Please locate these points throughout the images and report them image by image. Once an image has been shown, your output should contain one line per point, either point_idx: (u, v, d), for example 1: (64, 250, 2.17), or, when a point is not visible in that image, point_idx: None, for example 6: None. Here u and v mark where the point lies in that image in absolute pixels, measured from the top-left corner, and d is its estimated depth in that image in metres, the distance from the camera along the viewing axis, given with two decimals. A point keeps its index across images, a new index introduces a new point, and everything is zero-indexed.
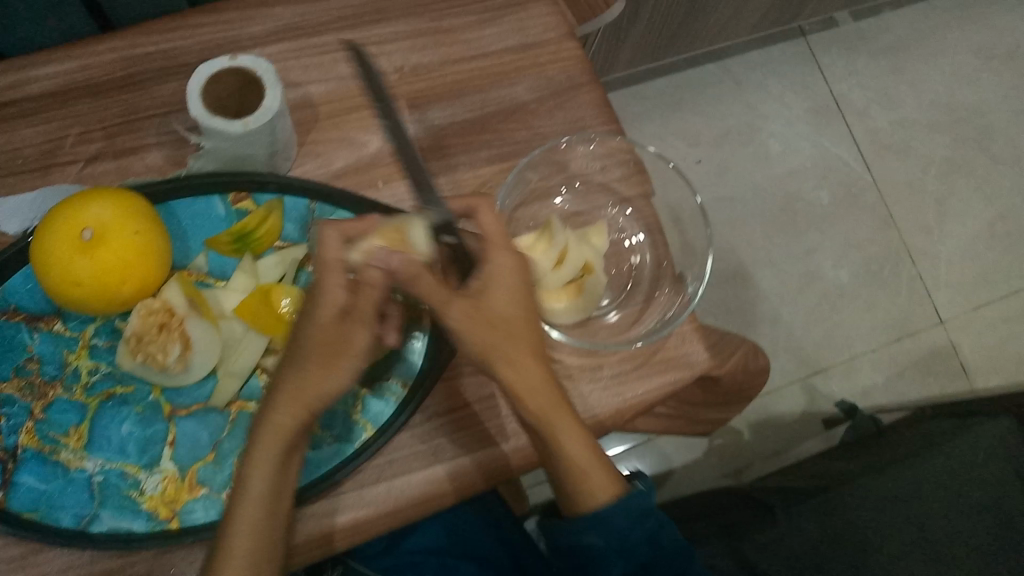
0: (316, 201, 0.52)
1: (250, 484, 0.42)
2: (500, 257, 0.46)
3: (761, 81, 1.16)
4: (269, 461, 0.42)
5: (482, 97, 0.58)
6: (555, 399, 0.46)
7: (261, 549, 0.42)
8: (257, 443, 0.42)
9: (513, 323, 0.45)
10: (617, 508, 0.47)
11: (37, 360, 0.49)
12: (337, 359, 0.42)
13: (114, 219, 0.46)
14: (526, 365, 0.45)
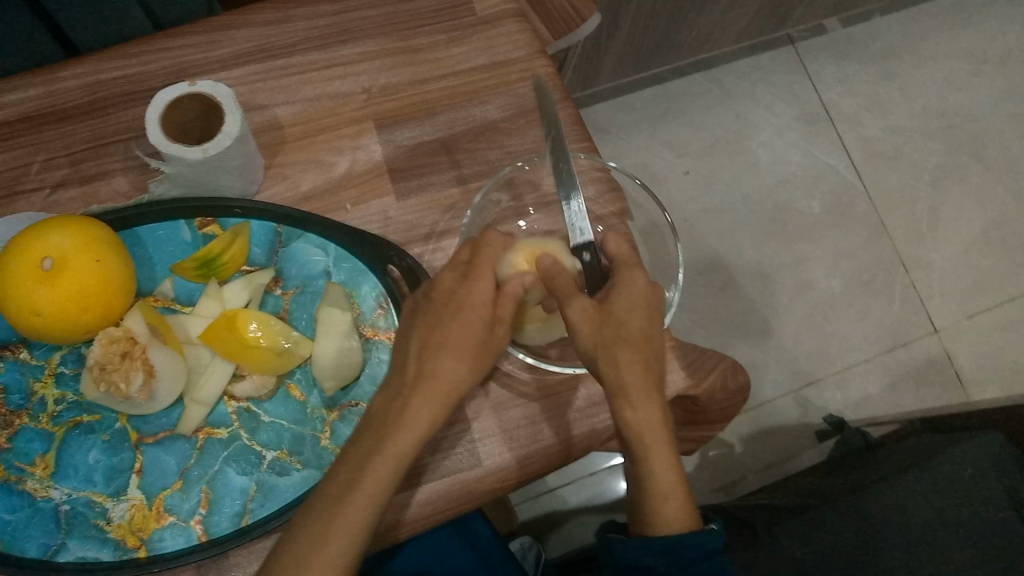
0: (283, 225, 0.52)
1: (364, 479, 0.42)
2: (638, 276, 0.49)
3: (751, 89, 1.15)
4: (394, 455, 0.42)
5: (451, 116, 0.57)
6: (656, 415, 0.45)
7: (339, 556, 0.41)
8: (391, 432, 0.43)
9: (637, 329, 0.47)
10: (694, 539, 0.43)
11: (3, 389, 0.49)
12: (475, 356, 0.46)
13: (75, 247, 0.46)
14: (637, 373, 0.46)
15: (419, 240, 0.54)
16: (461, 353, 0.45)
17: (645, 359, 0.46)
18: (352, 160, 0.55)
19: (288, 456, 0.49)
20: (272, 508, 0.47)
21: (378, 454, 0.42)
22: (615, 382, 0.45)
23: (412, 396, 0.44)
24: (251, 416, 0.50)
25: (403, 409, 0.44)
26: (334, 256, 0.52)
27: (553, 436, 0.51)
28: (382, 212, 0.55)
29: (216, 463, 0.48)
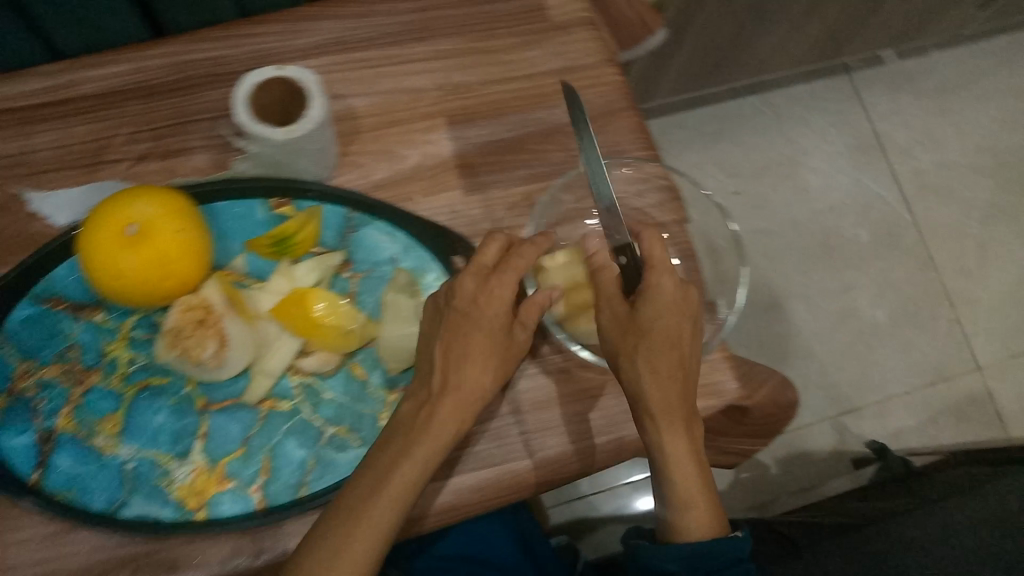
0: (355, 210, 0.54)
1: (391, 482, 0.43)
2: (671, 285, 0.49)
3: (803, 116, 1.16)
4: (423, 455, 0.44)
5: (521, 117, 0.58)
6: (684, 423, 0.47)
7: (372, 550, 0.42)
8: (421, 435, 0.45)
9: (669, 340, 0.48)
10: (711, 544, 0.48)
11: (78, 347, 0.51)
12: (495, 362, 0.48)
13: (160, 216, 0.47)
14: (670, 384, 0.47)
15: (484, 235, 0.56)
16: (487, 357, 0.48)
17: (673, 375, 0.47)
18: (423, 154, 0.57)
19: (347, 432, 0.51)
20: (330, 480, 0.49)
21: (406, 458, 0.44)
22: (648, 396, 0.47)
23: (441, 397, 0.46)
24: (314, 390, 0.52)
25: (430, 420, 0.45)
26: (402, 244, 0.54)
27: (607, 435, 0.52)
28: (450, 206, 0.56)
29: (277, 435, 0.50)
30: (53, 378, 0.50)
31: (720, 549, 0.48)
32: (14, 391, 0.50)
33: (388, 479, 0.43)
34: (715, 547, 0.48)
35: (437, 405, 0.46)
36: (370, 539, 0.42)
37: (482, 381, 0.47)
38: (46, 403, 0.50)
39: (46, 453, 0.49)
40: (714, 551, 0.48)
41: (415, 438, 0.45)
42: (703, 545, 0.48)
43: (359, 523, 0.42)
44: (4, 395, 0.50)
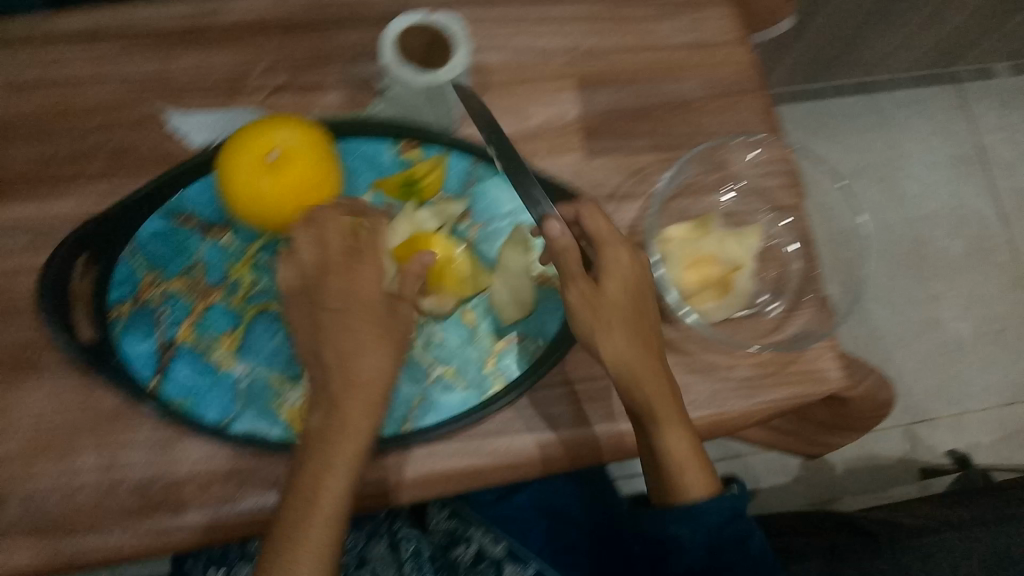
0: (481, 161, 0.56)
1: (319, 494, 0.46)
2: (619, 258, 0.49)
3: (907, 121, 1.11)
4: (339, 461, 0.46)
5: (649, 87, 0.58)
6: (664, 393, 0.48)
7: (323, 561, 0.46)
8: (330, 446, 0.46)
9: (619, 316, 0.48)
10: (707, 506, 0.48)
11: (203, 264, 0.53)
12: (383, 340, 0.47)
13: (300, 144, 0.49)
14: (634, 351, 0.48)
15: (603, 199, 0.56)
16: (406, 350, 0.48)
17: (623, 354, 0.48)
18: (551, 113, 0.57)
19: (455, 374, 0.53)
20: (435, 418, 0.52)
21: (329, 474, 0.46)
22: (620, 363, 0.48)
23: (342, 398, 0.46)
24: (427, 332, 0.54)
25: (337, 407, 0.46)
26: (519, 203, 0.56)
27: (707, 409, 0.55)
28: (572, 168, 0.56)
29: (387, 369, 0.53)
30: (178, 291, 0.52)
31: (722, 508, 0.49)
32: (139, 300, 0.51)
33: (313, 494, 0.46)
34: (709, 507, 0.48)
35: (339, 410, 0.46)
36: (317, 549, 0.45)
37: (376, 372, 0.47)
38: (168, 314, 0.52)
39: (165, 361, 0.50)
40: (712, 510, 0.48)
41: (329, 447, 0.46)
42: (699, 505, 0.48)
43: (296, 541, 0.45)
44: (129, 303, 0.51)
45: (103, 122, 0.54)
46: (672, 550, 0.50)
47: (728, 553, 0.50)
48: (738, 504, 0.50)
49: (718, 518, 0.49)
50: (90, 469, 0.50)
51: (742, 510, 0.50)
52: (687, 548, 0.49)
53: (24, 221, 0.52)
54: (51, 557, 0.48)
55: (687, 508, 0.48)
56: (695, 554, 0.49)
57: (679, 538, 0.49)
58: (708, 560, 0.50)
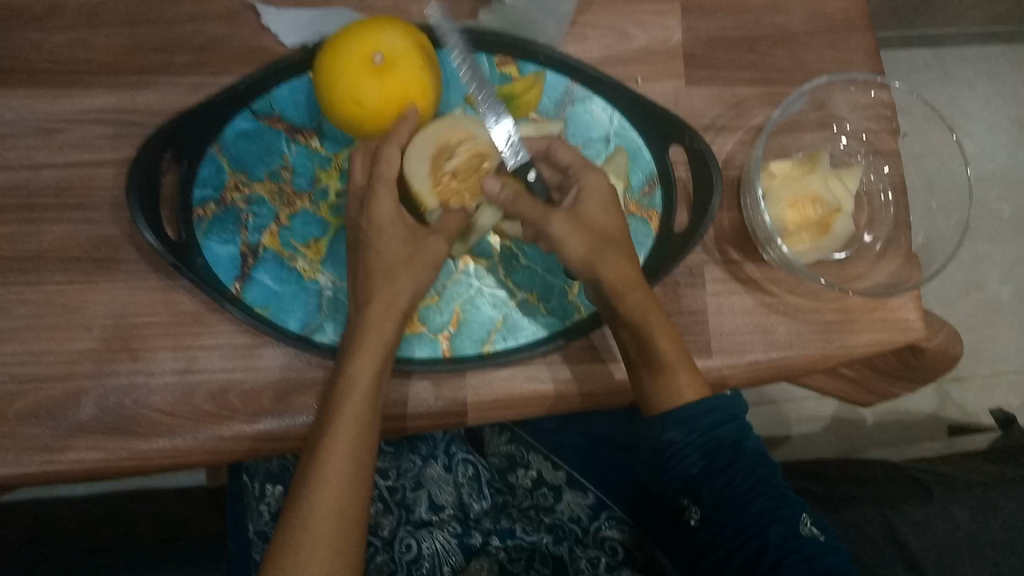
0: (578, 82, 0.54)
1: (349, 403, 0.42)
2: (595, 174, 0.46)
3: (971, 77, 1.03)
4: (369, 368, 0.43)
5: (755, 16, 0.57)
6: (649, 298, 0.44)
7: (347, 488, 0.40)
8: (355, 354, 0.43)
9: (609, 235, 0.45)
10: (698, 406, 0.42)
11: (290, 169, 0.52)
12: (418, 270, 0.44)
13: (405, 50, 0.46)
14: (616, 256, 0.44)
15: (700, 129, 0.55)
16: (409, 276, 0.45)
17: (621, 268, 0.44)
18: (652, 37, 0.55)
19: (537, 300, 0.52)
20: (515, 344, 0.50)
21: (350, 387, 0.42)
22: (600, 269, 0.43)
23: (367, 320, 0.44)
24: (511, 255, 0.53)
25: (363, 334, 0.44)
26: (616, 124, 0.54)
27: (788, 350, 0.53)
28: (674, 93, 0.55)
29: (470, 290, 0.52)
30: (263, 195, 0.51)
31: (716, 409, 0.42)
32: (223, 201, 0.50)
33: (341, 408, 0.42)
34: (701, 409, 0.42)
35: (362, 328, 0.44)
36: (340, 471, 0.40)
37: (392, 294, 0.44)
38: (252, 219, 0.50)
39: (249, 267, 0.49)
40: (705, 411, 0.42)
41: (353, 354, 0.43)
42: (691, 405, 0.41)
43: (326, 458, 0.41)
44: (213, 205, 0.50)
45: (191, 12, 0.52)
46: (671, 460, 0.42)
47: (726, 456, 0.41)
48: (732, 407, 0.43)
49: (713, 422, 0.42)
50: (166, 371, 0.48)
51: (738, 415, 0.43)
52: (688, 454, 0.41)
53: (109, 113, 0.51)
54: (125, 457, 0.47)
55: (678, 411, 0.42)
56: (698, 463, 0.41)
57: (676, 445, 0.42)
58: (711, 469, 0.41)
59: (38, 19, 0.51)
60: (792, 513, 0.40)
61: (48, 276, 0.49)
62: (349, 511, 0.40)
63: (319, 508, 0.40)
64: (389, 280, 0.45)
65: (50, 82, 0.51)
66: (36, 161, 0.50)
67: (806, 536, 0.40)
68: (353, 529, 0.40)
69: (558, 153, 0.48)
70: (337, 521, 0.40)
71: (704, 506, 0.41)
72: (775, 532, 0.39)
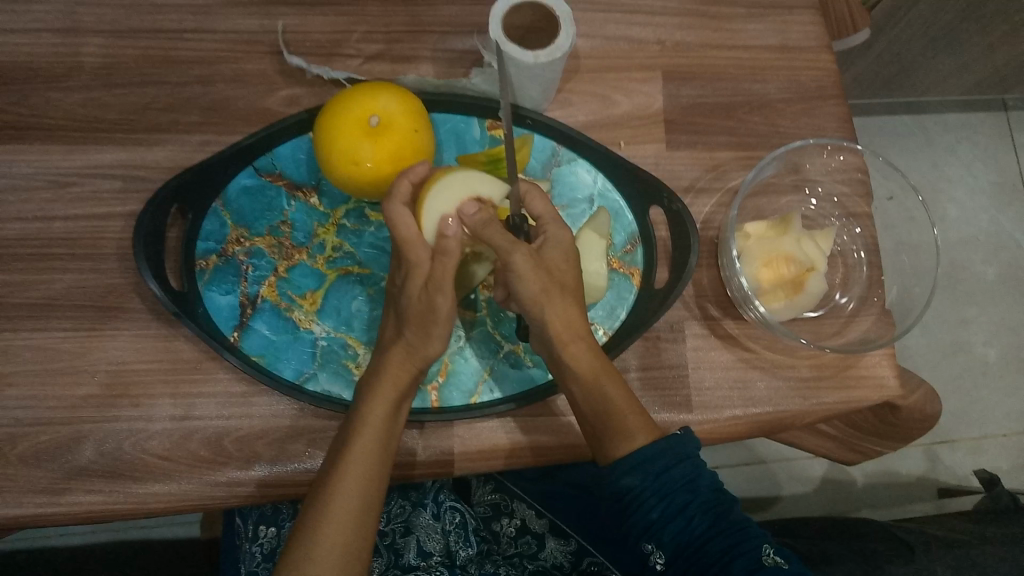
0: (564, 145, 0.57)
1: (359, 440, 0.44)
2: (562, 230, 0.48)
3: (953, 144, 1.06)
4: (382, 410, 0.45)
5: (734, 85, 0.60)
6: (594, 348, 0.47)
7: (353, 523, 0.42)
8: (370, 396, 0.46)
9: (568, 283, 0.47)
10: (651, 449, 0.43)
11: (289, 225, 0.54)
12: (430, 325, 0.46)
13: (401, 113, 0.49)
14: (568, 305, 0.46)
15: (680, 190, 0.58)
16: (432, 328, 0.46)
17: (569, 318, 0.46)
18: (634, 103, 0.59)
19: (523, 352, 0.54)
20: (498, 396, 0.52)
21: (365, 426, 0.45)
22: (549, 317, 0.46)
23: (386, 365, 0.47)
24: (499, 307, 0.55)
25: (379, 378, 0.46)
26: (600, 186, 0.57)
27: (766, 405, 0.55)
28: (655, 157, 0.58)
29: (458, 342, 0.54)
30: (263, 249, 0.53)
31: (668, 450, 0.43)
32: (225, 254, 0.53)
33: (353, 443, 0.44)
34: (655, 451, 0.43)
35: (380, 371, 0.47)
36: (349, 507, 0.42)
37: (417, 341, 0.46)
38: (252, 271, 0.53)
39: (247, 316, 0.52)
40: (658, 454, 0.43)
41: (371, 396, 0.46)
42: (641, 452, 0.43)
43: (336, 493, 0.43)
44: (215, 257, 0.53)
45: (201, 75, 0.56)
46: (632, 507, 0.43)
47: (682, 496, 0.42)
48: (685, 445, 0.44)
49: (668, 462, 0.43)
50: (163, 417, 0.50)
51: (692, 452, 0.44)
52: (647, 500, 0.42)
53: (120, 169, 0.54)
54: (122, 500, 0.49)
55: (631, 457, 0.43)
56: (659, 507, 0.42)
57: (635, 491, 0.43)
58: (670, 511, 0.42)
59: (56, 80, 0.55)
60: (752, 546, 0.41)
61: (54, 322, 0.51)
62: (353, 546, 0.42)
63: (325, 541, 0.41)
64: (404, 330, 0.47)
65: (65, 139, 0.54)
66: (48, 213, 0.53)
67: (770, 565, 0.40)
68: (355, 566, 0.42)
69: (531, 201, 0.49)
70: (341, 557, 0.41)
71: (668, 550, 0.42)
72: (738, 567, 0.40)
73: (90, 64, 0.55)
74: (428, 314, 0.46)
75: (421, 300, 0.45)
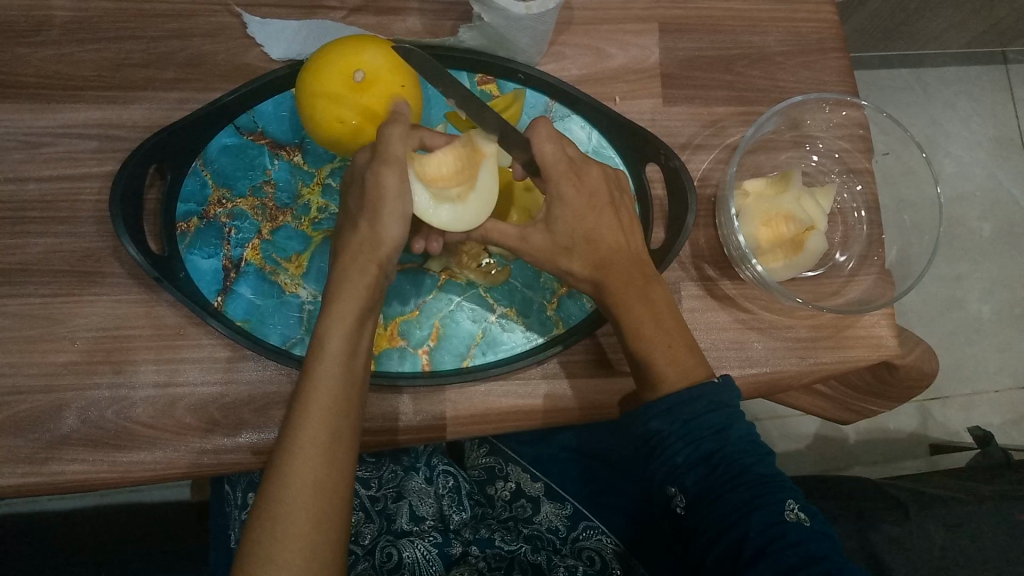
0: (557, 101, 0.55)
1: (321, 367, 0.39)
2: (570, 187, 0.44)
3: (951, 99, 1.04)
4: (341, 332, 0.40)
5: (732, 38, 0.58)
6: (631, 287, 0.46)
7: (327, 457, 0.38)
8: (328, 317, 0.40)
9: (593, 231, 0.45)
10: (682, 395, 0.43)
11: (273, 185, 0.53)
12: (379, 206, 0.40)
13: (385, 67, 0.46)
14: (587, 248, 0.45)
15: (677, 147, 0.56)
16: (381, 206, 0.40)
17: (595, 263, 0.46)
18: (630, 57, 0.57)
19: (517, 315, 0.53)
20: (492, 360, 0.51)
21: (323, 353, 0.40)
22: (571, 267, 0.46)
23: (342, 277, 0.41)
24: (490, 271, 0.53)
25: (337, 294, 0.41)
26: (594, 143, 0.55)
27: (764, 365, 0.54)
28: (651, 112, 0.56)
29: (450, 305, 0.53)
30: (246, 210, 0.52)
31: (700, 397, 0.43)
32: (207, 215, 0.51)
33: (314, 373, 0.39)
34: (683, 399, 0.43)
35: (339, 288, 0.41)
36: (316, 442, 0.38)
37: (371, 234, 0.41)
38: (235, 233, 0.51)
39: (231, 280, 0.50)
40: (691, 400, 0.43)
41: (328, 318, 0.40)
42: (670, 397, 0.43)
43: (300, 432, 0.38)
44: (196, 219, 0.51)
45: (177, 29, 0.53)
46: (657, 450, 0.43)
47: (709, 444, 0.42)
48: (722, 394, 0.44)
49: (699, 409, 0.42)
50: (147, 384, 0.49)
51: (732, 401, 0.44)
52: (673, 444, 0.43)
53: (95, 128, 0.52)
54: (105, 469, 0.47)
55: (663, 401, 0.43)
56: (684, 453, 0.42)
57: (662, 434, 0.43)
58: (694, 458, 0.42)
59: (25, 35, 0.52)
60: (777, 499, 0.41)
61: (31, 287, 0.50)
62: (327, 484, 0.38)
63: (296, 479, 0.37)
64: (359, 225, 0.41)
65: (36, 98, 0.52)
66: (22, 175, 0.51)
67: (791, 522, 0.40)
68: (335, 505, 0.37)
69: (540, 146, 0.44)
70: (317, 497, 0.37)
71: (689, 495, 0.42)
72: (757, 518, 0.40)
73: (61, 18, 0.53)
74: (374, 192, 0.40)
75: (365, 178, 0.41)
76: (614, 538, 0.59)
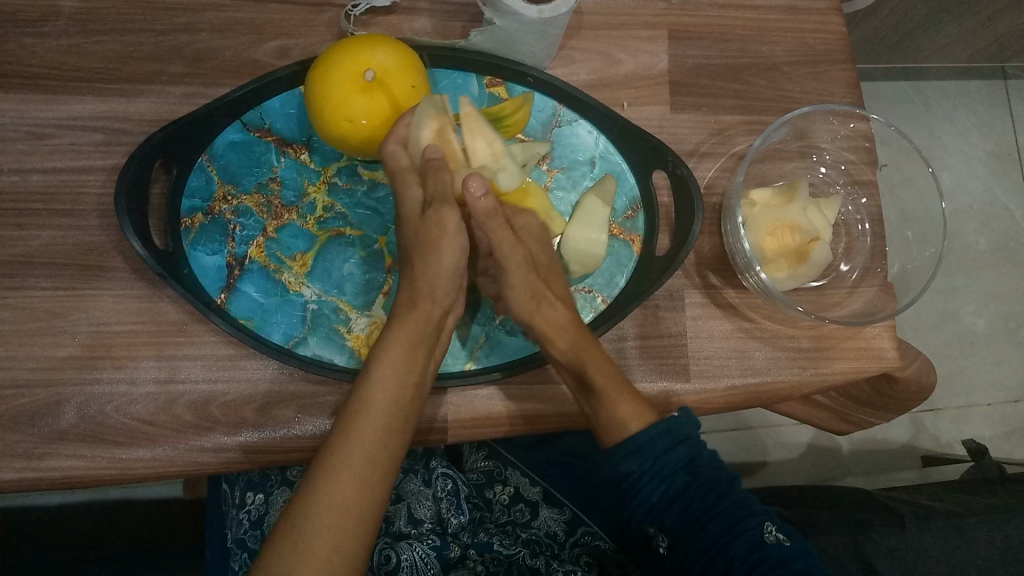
0: (566, 105, 0.55)
1: (370, 397, 0.41)
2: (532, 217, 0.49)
3: (949, 112, 1.05)
4: (392, 365, 0.42)
5: (741, 47, 0.58)
6: (585, 337, 0.47)
7: (360, 478, 0.38)
8: (383, 352, 0.43)
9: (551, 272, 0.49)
10: (655, 430, 0.43)
11: (279, 182, 0.52)
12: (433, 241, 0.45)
13: (396, 67, 0.46)
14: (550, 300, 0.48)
15: (684, 155, 0.56)
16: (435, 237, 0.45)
17: (557, 317, 0.47)
18: (638, 63, 0.57)
19: None
20: (495, 364, 0.51)
21: (371, 383, 0.41)
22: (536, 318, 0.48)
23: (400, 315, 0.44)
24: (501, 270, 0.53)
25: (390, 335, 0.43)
26: (602, 148, 0.55)
27: (766, 374, 0.54)
28: (658, 119, 0.56)
29: None
30: (251, 207, 0.51)
31: (664, 433, 0.43)
32: (211, 212, 0.51)
33: (362, 401, 0.41)
34: (653, 434, 0.43)
35: (390, 330, 0.44)
36: (351, 464, 0.38)
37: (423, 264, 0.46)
38: (240, 230, 0.51)
39: (235, 277, 0.50)
40: (655, 437, 0.43)
41: (380, 353, 0.43)
42: (637, 437, 0.43)
43: (337, 453, 0.39)
44: (201, 215, 0.51)
45: (185, 23, 0.53)
46: (632, 491, 0.43)
47: (681, 479, 0.42)
48: (685, 427, 0.44)
49: (667, 444, 0.43)
50: (147, 380, 0.49)
51: (693, 433, 0.44)
52: (646, 484, 0.43)
53: (100, 120, 0.51)
54: (104, 465, 0.47)
55: (630, 442, 0.43)
56: (658, 491, 0.42)
57: (634, 475, 0.43)
58: (670, 495, 0.42)
59: (31, 24, 0.52)
60: (755, 523, 0.41)
61: (32, 280, 0.49)
62: (355, 505, 0.38)
63: (324, 496, 0.37)
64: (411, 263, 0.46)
65: (40, 88, 0.51)
66: (24, 165, 0.50)
67: (772, 543, 0.40)
68: (358, 529, 0.37)
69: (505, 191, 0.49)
70: (343, 518, 0.37)
71: (670, 533, 0.42)
72: (740, 544, 0.40)
73: (68, 8, 0.52)
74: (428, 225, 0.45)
75: (427, 217, 0.45)
76: (611, 542, 0.60)
